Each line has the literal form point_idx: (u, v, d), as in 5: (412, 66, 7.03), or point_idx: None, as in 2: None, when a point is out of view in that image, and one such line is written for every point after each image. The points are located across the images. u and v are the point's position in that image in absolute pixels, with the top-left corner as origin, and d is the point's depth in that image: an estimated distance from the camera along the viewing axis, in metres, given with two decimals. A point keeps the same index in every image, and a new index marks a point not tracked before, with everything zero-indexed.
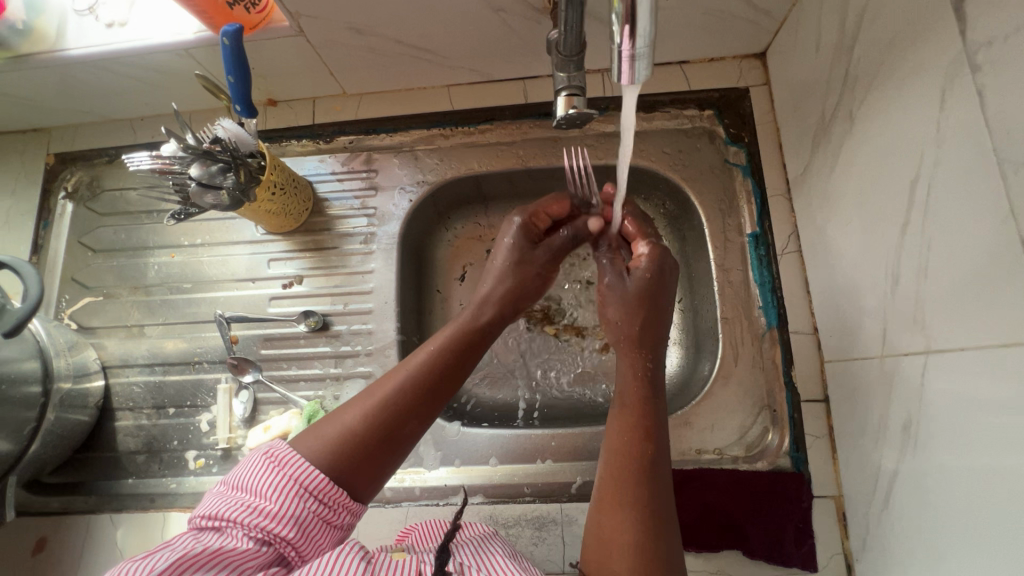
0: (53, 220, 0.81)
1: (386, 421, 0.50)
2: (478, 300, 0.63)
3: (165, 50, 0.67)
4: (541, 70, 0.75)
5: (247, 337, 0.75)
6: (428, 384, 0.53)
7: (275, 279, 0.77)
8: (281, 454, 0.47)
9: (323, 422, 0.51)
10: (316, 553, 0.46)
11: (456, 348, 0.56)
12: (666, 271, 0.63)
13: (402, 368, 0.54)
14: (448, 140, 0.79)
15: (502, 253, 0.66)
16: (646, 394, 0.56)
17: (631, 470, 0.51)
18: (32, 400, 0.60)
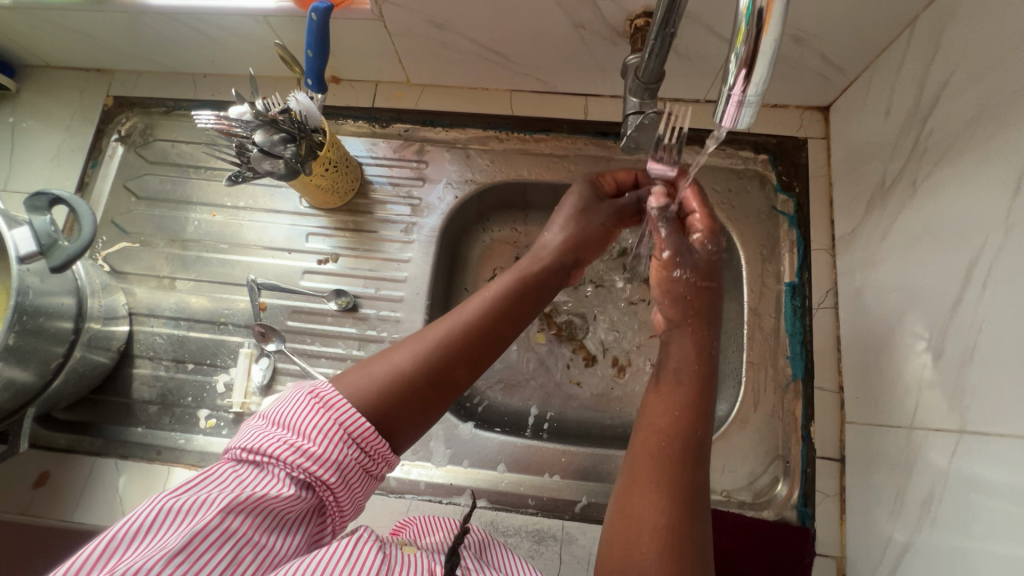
0: (102, 160, 0.81)
1: (435, 366, 0.49)
2: (539, 251, 0.61)
3: (245, 14, 0.68)
4: (605, 89, 0.76)
5: (275, 306, 0.75)
6: (480, 333, 0.52)
7: (311, 253, 0.77)
8: (327, 395, 0.46)
9: (368, 364, 0.50)
10: (353, 499, 0.46)
11: (512, 297, 0.55)
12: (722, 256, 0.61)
13: (455, 316, 0.53)
14: (502, 143, 0.79)
15: (567, 208, 0.64)
16: (704, 376, 0.54)
17: (676, 448, 0.49)
18: (62, 336, 0.61)
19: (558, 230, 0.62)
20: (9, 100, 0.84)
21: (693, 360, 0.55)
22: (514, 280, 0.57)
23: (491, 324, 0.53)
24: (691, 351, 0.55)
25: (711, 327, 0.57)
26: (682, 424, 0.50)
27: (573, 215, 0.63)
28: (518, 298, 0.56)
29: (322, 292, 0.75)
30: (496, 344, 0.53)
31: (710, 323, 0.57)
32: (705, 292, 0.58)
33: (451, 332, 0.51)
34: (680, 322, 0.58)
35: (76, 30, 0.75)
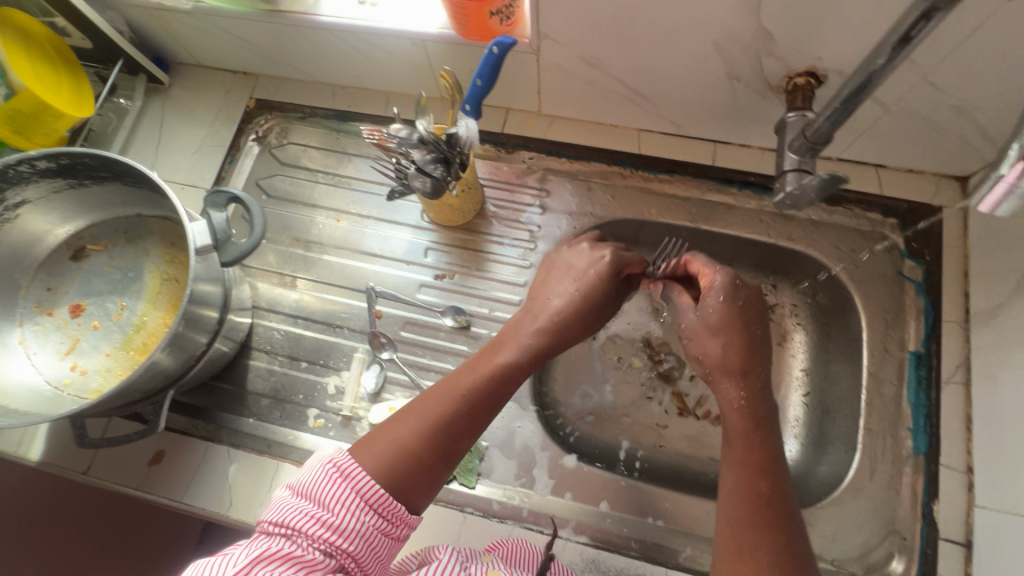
0: (239, 157, 0.86)
1: (441, 433, 0.51)
2: (551, 316, 0.62)
3: (406, 37, 0.71)
4: (737, 138, 0.76)
5: (390, 315, 0.77)
6: (479, 398, 0.54)
7: (428, 267, 0.79)
8: (342, 465, 0.48)
9: (377, 434, 0.51)
10: (375, 564, 0.48)
11: (507, 360, 0.58)
12: (741, 294, 0.61)
13: (459, 383, 0.55)
14: (625, 180, 0.80)
15: (587, 276, 0.64)
16: (750, 427, 0.55)
17: (757, 506, 0.49)
18: (207, 324, 0.64)
19: (570, 295, 0.63)
20: (161, 94, 0.90)
21: (754, 405, 0.56)
22: (535, 344, 0.60)
23: (494, 387, 0.55)
24: (750, 403, 0.56)
25: (759, 380, 0.58)
26: (764, 466, 0.52)
27: (587, 281, 0.64)
28: (520, 366, 0.58)
29: (435, 307, 0.77)
30: (499, 399, 0.56)
31: (761, 373, 0.59)
32: (732, 342, 0.59)
33: (456, 396, 0.53)
34: (715, 376, 0.59)
35: (239, 37, 0.80)
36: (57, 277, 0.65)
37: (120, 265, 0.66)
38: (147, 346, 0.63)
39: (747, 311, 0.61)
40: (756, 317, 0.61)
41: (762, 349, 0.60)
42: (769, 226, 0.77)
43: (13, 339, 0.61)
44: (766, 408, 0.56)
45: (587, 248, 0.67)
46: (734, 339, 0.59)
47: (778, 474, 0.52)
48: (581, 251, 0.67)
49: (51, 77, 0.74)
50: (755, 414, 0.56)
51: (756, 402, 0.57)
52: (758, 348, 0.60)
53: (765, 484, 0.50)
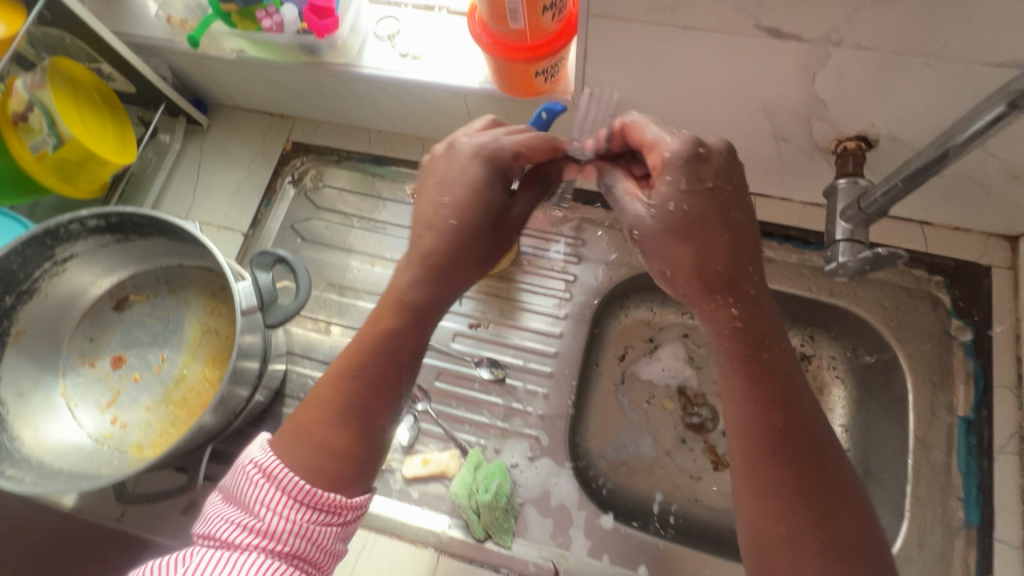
0: (274, 200, 0.86)
1: (351, 414, 0.52)
2: (428, 254, 0.56)
3: (448, 90, 0.71)
4: (778, 192, 0.76)
5: (424, 365, 0.76)
6: (382, 373, 0.53)
7: (463, 315, 0.78)
8: (268, 468, 0.49)
9: (290, 438, 0.51)
10: (324, 557, 0.48)
11: (389, 322, 0.55)
12: (716, 172, 0.51)
13: (359, 372, 0.52)
14: None
15: (457, 188, 0.56)
16: (744, 347, 0.50)
17: (784, 443, 0.47)
18: (247, 379, 0.64)
19: (450, 224, 0.55)
20: (199, 134, 0.91)
21: (754, 320, 0.50)
22: (427, 282, 0.56)
23: (385, 354, 0.54)
24: (746, 322, 0.50)
25: (751, 291, 0.50)
26: (771, 388, 0.49)
27: (463, 198, 0.56)
28: (406, 321, 0.55)
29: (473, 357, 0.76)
30: (401, 363, 0.54)
31: (756, 284, 0.51)
32: (713, 243, 0.50)
33: (355, 376, 0.53)
34: (702, 300, 0.51)
35: (279, 84, 0.81)
36: (99, 328, 0.66)
37: (161, 317, 0.67)
38: (186, 400, 0.63)
39: (721, 199, 0.50)
40: (740, 199, 0.51)
41: (749, 241, 0.51)
42: (811, 280, 0.76)
43: (56, 391, 0.62)
44: (769, 328, 0.50)
45: (459, 158, 0.57)
46: (714, 241, 0.50)
47: (798, 396, 0.49)
48: (453, 160, 0.57)
49: (97, 126, 0.75)
50: (765, 329, 0.50)
51: (752, 317, 0.50)
52: (750, 249, 0.51)
53: (779, 411, 0.48)
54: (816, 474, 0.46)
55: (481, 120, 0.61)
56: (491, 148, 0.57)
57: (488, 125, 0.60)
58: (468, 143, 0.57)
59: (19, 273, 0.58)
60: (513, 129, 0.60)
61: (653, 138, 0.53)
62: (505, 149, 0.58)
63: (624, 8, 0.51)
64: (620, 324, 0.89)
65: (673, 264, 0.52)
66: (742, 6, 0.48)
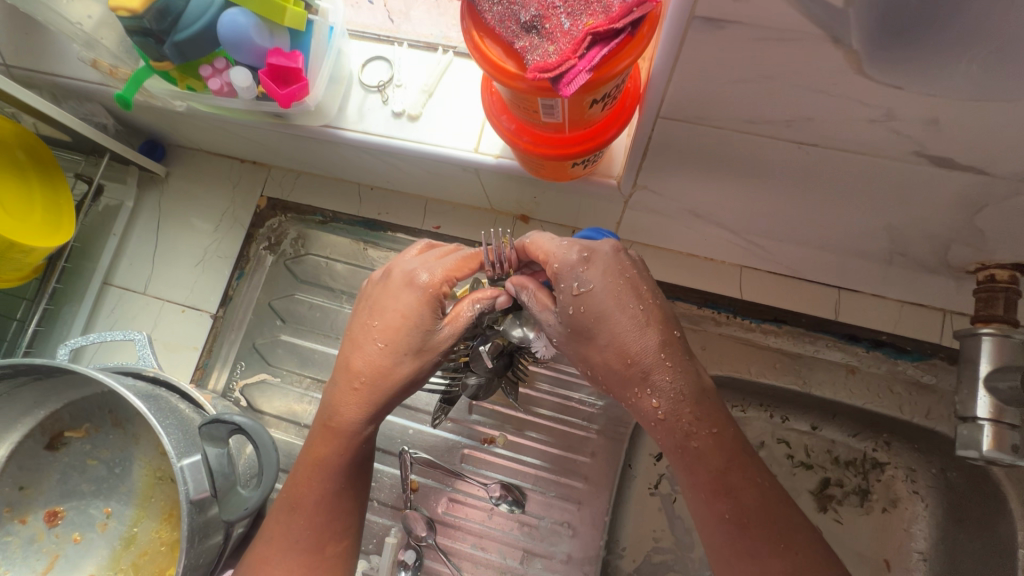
0: (248, 272, 0.72)
1: (296, 548, 0.45)
2: (359, 380, 0.44)
3: (456, 162, 0.55)
4: (872, 289, 0.60)
5: (428, 488, 0.64)
6: (318, 500, 0.45)
7: (473, 427, 0.65)
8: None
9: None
10: None
11: (322, 451, 0.45)
12: (616, 271, 0.41)
13: (299, 508, 0.45)
14: (719, 327, 0.65)
15: (387, 315, 0.44)
16: (677, 440, 0.41)
17: (739, 535, 0.40)
18: (212, 560, 0.50)
19: (377, 346, 0.44)
20: (156, 185, 0.75)
21: (679, 409, 0.41)
22: (370, 406, 0.45)
23: (321, 481, 0.45)
24: (672, 411, 0.41)
25: (667, 380, 0.41)
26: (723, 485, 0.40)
27: (391, 324, 0.44)
28: (350, 444, 0.45)
29: (490, 489, 0.61)
30: (343, 483, 0.46)
31: (677, 369, 0.41)
32: (621, 340, 0.40)
33: (290, 507, 0.45)
34: (619, 392, 0.42)
35: (247, 137, 0.65)
36: (31, 471, 0.53)
37: (105, 458, 0.55)
38: (139, 567, 0.52)
39: (621, 299, 0.40)
40: (636, 285, 0.41)
41: (658, 333, 0.41)
42: (905, 398, 0.61)
43: None
44: (697, 410, 0.41)
45: (394, 281, 0.45)
46: (626, 336, 0.40)
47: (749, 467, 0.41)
48: (388, 284, 0.45)
49: (18, 198, 0.61)
50: (703, 414, 0.41)
51: (677, 405, 0.41)
52: (662, 327, 0.41)
53: (729, 505, 0.40)
54: (778, 560, 0.39)
55: (416, 247, 0.49)
56: (424, 277, 0.44)
57: (425, 247, 0.49)
58: (426, 278, 0.44)
59: None
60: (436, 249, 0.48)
61: (550, 247, 0.42)
62: (437, 276, 0.44)
63: (717, 113, 0.36)
64: None
65: (584, 358, 0.43)
66: (904, 130, 0.32)
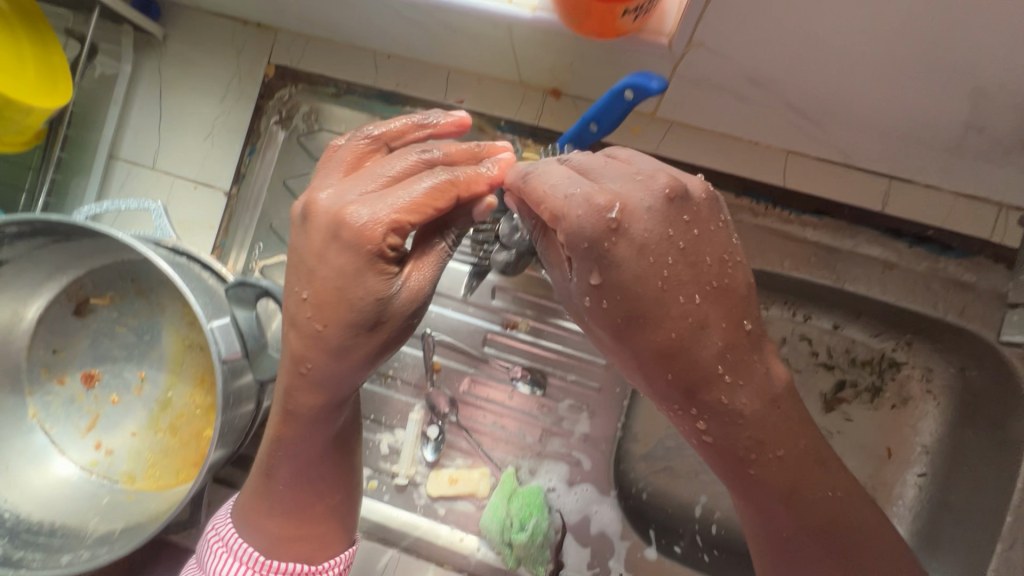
0: (260, 148, 0.68)
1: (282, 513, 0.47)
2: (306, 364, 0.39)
3: (488, 16, 0.49)
4: (927, 179, 0.56)
5: (450, 369, 0.65)
6: (297, 471, 0.46)
7: (496, 312, 0.65)
8: (233, 542, 0.48)
9: (247, 516, 0.49)
10: None
11: (287, 437, 0.44)
12: (658, 242, 0.35)
13: (275, 479, 0.47)
14: (756, 218, 0.62)
15: (328, 295, 0.37)
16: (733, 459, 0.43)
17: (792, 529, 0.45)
18: (240, 424, 0.51)
19: (315, 326, 0.38)
20: (154, 49, 0.69)
21: (737, 429, 0.41)
22: (323, 391, 0.41)
23: (294, 460, 0.45)
24: (727, 432, 0.41)
25: (728, 397, 0.39)
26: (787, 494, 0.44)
27: (343, 299, 0.37)
28: (318, 420, 0.43)
29: (512, 370, 0.64)
30: (320, 454, 0.47)
31: (738, 381, 0.39)
32: (683, 351, 0.37)
33: (266, 480, 0.47)
34: (672, 403, 0.41)
35: None
36: (62, 336, 0.54)
37: (132, 325, 0.54)
38: (176, 427, 0.54)
39: (665, 278, 0.36)
40: (694, 258, 0.36)
41: (720, 332, 0.37)
42: (941, 296, 0.59)
43: (26, 413, 0.53)
44: (758, 429, 0.41)
45: (316, 238, 0.37)
46: (698, 346, 0.37)
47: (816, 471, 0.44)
48: (313, 239, 0.37)
49: (6, 47, 0.56)
50: (773, 424, 0.41)
51: (735, 430, 0.41)
52: (732, 330, 0.38)
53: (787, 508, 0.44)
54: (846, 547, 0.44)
55: (348, 160, 0.41)
56: (360, 230, 0.36)
57: (370, 151, 0.41)
58: (363, 221, 0.36)
59: None
60: (386, 164, 0.39)
61: (559, 199, 0.35)
62: (376, 225, 0.36)
63: None
64: None
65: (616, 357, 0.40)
66: None
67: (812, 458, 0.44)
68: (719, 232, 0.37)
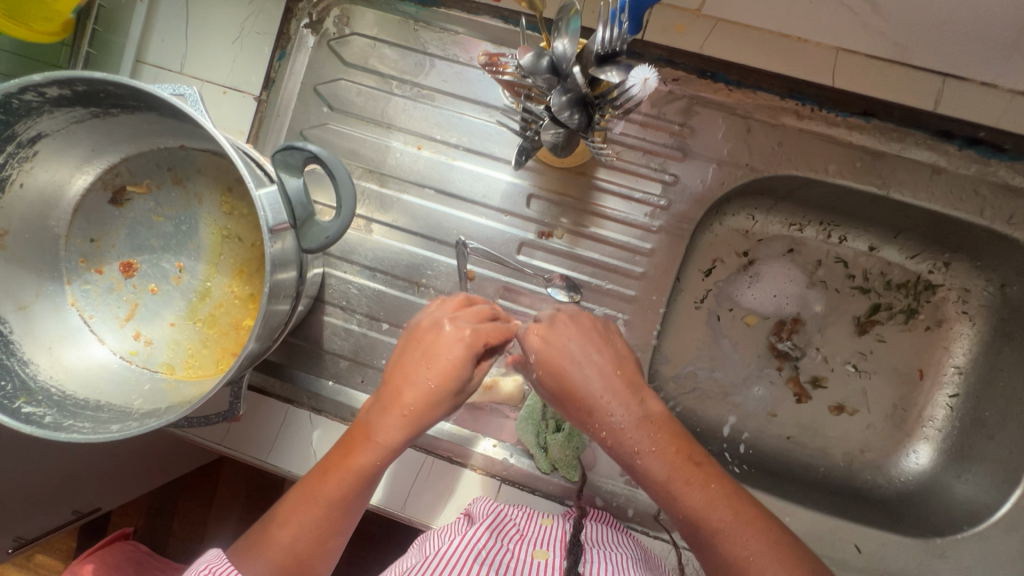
0: (290, 52, 0.67)
1: (296, 541, 0.48)
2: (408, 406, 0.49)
3: None
4: (985, 74, 0.54)
5: (484, 278, 0.65)
6: (331, 496, 0.49)
7: (530, 220, 0.64)
8: (216, 568, 0.45)
9: (253, 545, 0.48)
10: None
11: (334, 455, 0.50)
12: (570, 332, 0.53)
13: (309, 502, 0.49)
14: (800, 121, 0.60)
15: (446, 361, 0.49)
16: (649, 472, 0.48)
17: (695, 526, 0.45)
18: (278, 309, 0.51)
19: (427, 384, 0.49)
20: None
21: (624, 440, 0.48)
22: (411, 432, 0.49)
23: (342, 484, 0.49)
24: (625, 436, 0.48)
25: (619, 416, 0.48)
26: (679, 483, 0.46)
27: (445, 369, 0.49)
28: (377, 457, 0.49)
29: (547, 279, 0.63)
30: (366, 488, 0.50)
31: (616, 403, 0.49)
32: (579, 384, 0.50)
33: (303, 497, 0.49)
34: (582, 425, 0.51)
35: None
36: (99, 225, 0.54)
37: (170, 215, 0.54)
38: (215, 318, 0.54)
39: (568, 353, 0.51)
40: (586, 329, 0.54)
41: (595, 370, 0.50)
42: (989, 201, 0.58)
43: (64, 301, 0.52)
44: (642, 433, 0.48)
45: (454, 331, 0.51)
46: (581, 376, 0.50)
47: (695, 474, 0.47)
48: (449, 330, 0.51)
49: None
50: (648, 436, 0.48)
51: (631, 431, 0.48)
52: (605, 373, 0.50)
53: (693, 497, 0.45)
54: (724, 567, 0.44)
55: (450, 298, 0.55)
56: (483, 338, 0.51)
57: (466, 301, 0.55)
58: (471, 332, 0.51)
59: None
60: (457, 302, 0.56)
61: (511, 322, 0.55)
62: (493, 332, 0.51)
63: None
64: (711, 233, 0.74)
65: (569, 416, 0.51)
66: None
67: (700, 464, 0.47)
68: (600, 326, 0.54)
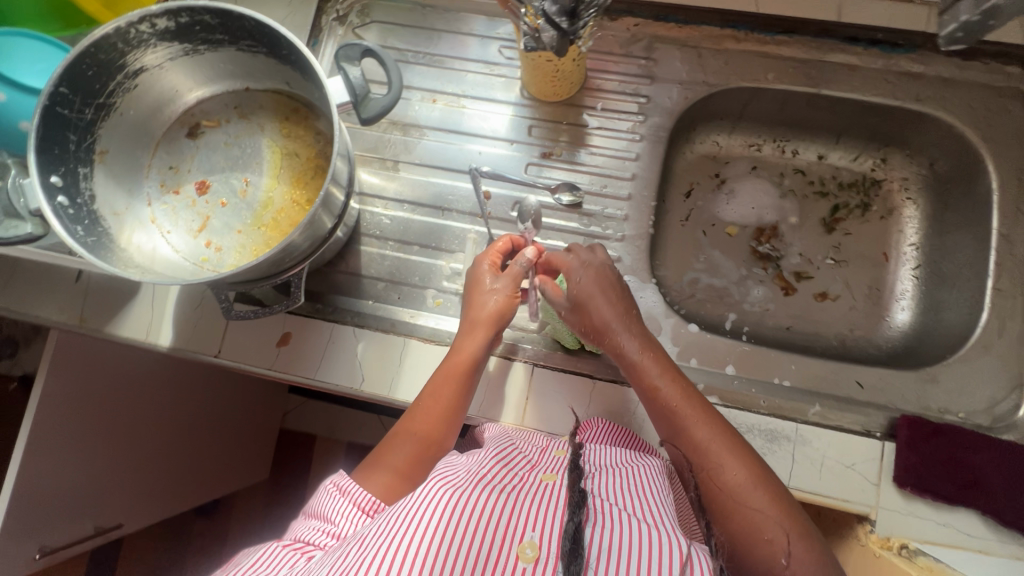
0: (321, 39, 0.81)
1: (409, 451, 0.58)
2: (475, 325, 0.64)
3: None
4: None
5: (499, 197, 0.76)
6: (438, 412, 0.59)
7: (533, 145, 0.76)
8: (341, 481, 0.54)
9: (371, 462, 0.58)
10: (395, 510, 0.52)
11: (437, 380, 0.61)
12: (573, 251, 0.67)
13: (418, 417, 0.59)
14: (738, 44, 0.76)
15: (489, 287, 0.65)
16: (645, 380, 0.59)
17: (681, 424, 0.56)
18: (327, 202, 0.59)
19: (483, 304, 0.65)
20: None
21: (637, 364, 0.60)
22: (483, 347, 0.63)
23: (446, 399, 0.60)
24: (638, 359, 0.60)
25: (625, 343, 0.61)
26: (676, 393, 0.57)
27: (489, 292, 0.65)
28: (464, 378, 0.61)
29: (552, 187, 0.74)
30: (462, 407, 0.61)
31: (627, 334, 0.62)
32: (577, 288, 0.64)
33: (414, 417, 0.59)
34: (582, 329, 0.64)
35: None
36: (177, 155, 0.65)
37: (237, 142, 0.65)
38: (277, 221, 0.63)
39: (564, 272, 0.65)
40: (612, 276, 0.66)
41: (612, 305, 0.64)
42: (897, 85, 0.73)
43: (145, 217, 0.61)
44: (656, 359, 0.60)
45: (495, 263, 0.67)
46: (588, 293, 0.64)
47: (682, 388, 0.58)
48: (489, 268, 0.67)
49: None
50: (653, 361, 0.60)
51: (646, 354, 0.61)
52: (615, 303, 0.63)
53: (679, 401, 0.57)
54: (714, 482, 0.52)
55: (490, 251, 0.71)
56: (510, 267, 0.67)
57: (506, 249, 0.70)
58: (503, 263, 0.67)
59: (95, 83, 0.54)
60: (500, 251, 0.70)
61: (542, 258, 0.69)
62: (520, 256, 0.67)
63: None
64: (685, 160, 0.87)
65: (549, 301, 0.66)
66: None
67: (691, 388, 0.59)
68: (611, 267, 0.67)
